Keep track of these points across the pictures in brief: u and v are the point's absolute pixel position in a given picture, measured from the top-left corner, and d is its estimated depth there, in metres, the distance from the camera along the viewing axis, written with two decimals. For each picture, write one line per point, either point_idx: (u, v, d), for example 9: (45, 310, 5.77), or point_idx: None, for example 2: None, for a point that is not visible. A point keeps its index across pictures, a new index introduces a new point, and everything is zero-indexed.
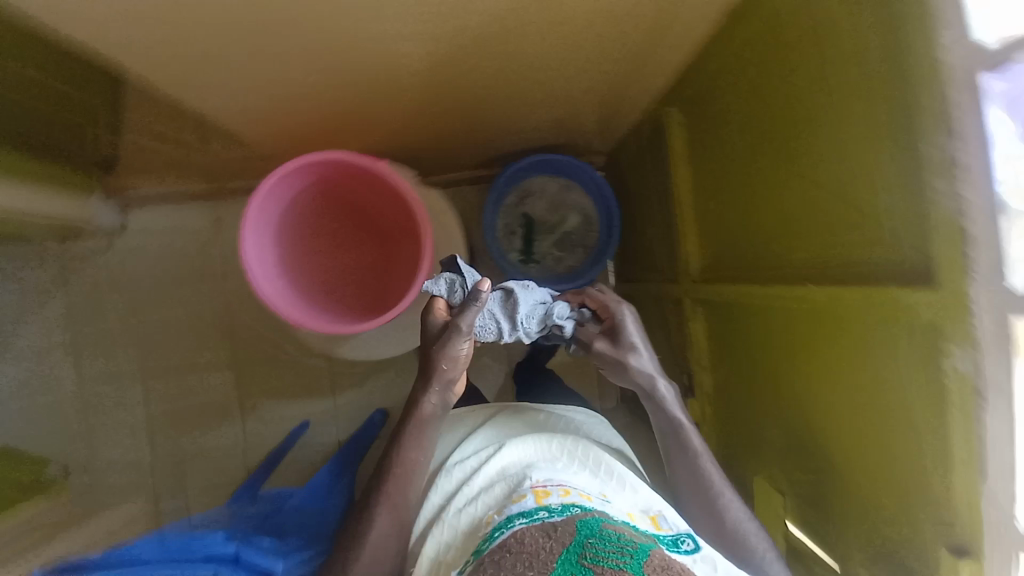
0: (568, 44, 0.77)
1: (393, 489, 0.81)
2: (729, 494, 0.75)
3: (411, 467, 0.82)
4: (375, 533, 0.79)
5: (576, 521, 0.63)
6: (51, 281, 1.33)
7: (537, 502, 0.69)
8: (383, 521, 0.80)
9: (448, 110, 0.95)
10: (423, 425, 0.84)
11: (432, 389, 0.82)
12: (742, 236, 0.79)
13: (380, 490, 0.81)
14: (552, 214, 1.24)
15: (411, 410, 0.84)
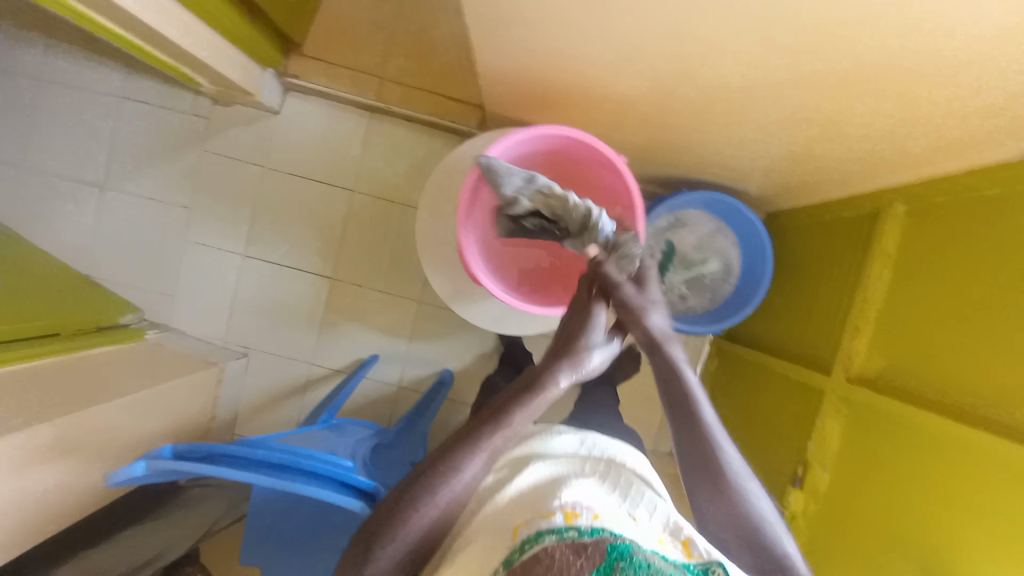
0: (825, 129, 0.75)
1: (457, 484, 0.63)
2: (768, 511, 0.63)
3: (480, 455, 0.65)
4: (422, 519, 0.61)
5: (606, 544, 0.50)
6: (193, 135, 1.35)
7: (566, 520, 0.54)
8: (447, 497, 0.62)
9: (660, 130, 0.93)
10: (535, 408, 0.69)
11: (563, 376, 0.71)
12: (912, 353, 0.79)
13: (452, 461, 0.64)
14: (695, 254, 1.20)
15: (529, 391, 0.69)
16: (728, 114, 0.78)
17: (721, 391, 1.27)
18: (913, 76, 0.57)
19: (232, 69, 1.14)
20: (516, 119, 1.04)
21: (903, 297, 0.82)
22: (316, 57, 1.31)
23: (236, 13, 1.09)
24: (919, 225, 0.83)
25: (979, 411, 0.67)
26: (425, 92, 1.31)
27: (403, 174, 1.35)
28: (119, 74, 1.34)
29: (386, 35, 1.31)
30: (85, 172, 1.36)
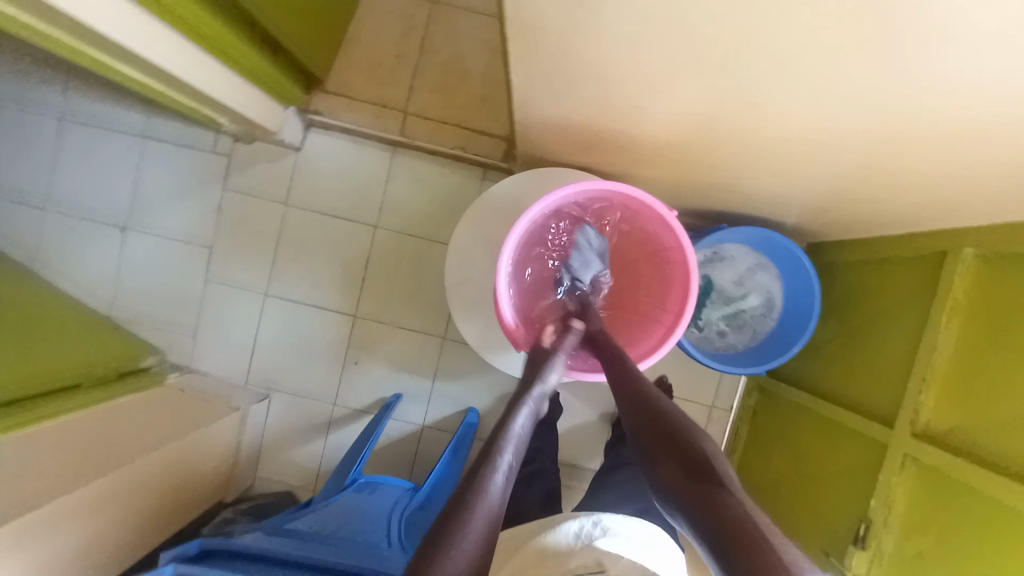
0: (866, 182, 0.73)
1: (486, 512, 0.54)
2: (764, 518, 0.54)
3: (506, 478, 0.59)
4: (463, 557, 0.49)
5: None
6: (213, 173, 1.33)
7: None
8: (481, 529, 0.52)
9: (696, 175, 0.90)
10: (517, 440, 0.63)
11: (526, 409, 0.67)
12: (989, 411, 0.74)
13: (475, 491, 0.55)
14: (735, 289, 1.15)
15: (505, 421, 0.65)
16: (782, 161, 0.74)
17: (764, 431, 1.21)
18: (1005, 138, 0.52)
19: (255, 111, 1.12)
20: (548, 158, 1.00)
21: (977, 350, 0.78)
22: (339, 92, 1.30)
23: (259, 52, 1.07)
24: (994, 275, 0.78)
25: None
26: (449, 125, 1.30)
27: (426, 209, 1.31)
28: (140, 114, 1.33)
29: (410, 70, 1.30)
30: (106, 213, 1.35)
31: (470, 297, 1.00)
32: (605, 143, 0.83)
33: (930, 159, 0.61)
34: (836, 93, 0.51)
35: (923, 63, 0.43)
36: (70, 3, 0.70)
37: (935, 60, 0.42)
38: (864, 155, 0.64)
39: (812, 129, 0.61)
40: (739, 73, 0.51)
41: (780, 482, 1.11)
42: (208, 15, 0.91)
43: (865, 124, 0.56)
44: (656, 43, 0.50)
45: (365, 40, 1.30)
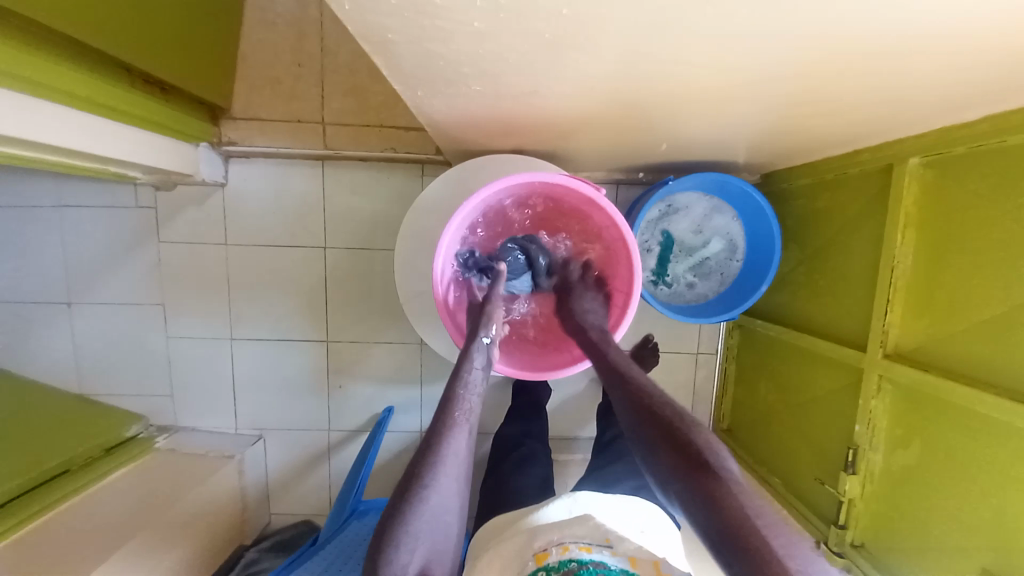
0: (796, 113, 0.69)
1: (430, 513, 0.57)
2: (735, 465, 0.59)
3: (451, 486, 0.60)
4: (416, 541, 0.55)
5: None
6: (143, 230, 1.27)
7: (537, 563, 0.67)
8: (426, 533, 0.56)
9: (625, 136, 0.85)
10: (459, 450, 0.62)
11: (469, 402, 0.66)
12: (951, 321, 0.73)
13: (419, 499, 0.57)
14: (694, 237, 1.13)
15: (446, 421, 0.63)
16: (703, 110, 0.69)
17: (751, 368, 1.21)
18: (927, 48, 0.48)
19: (163, 159, 1.05)
20: (473, 147, 0.95)
21: (935, 264, 0.76)
22: (248, 116, 1.22)
23: (148, 96, 0.99)
24: (941, 185, 0.75)
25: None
26: (372, 127, 1.23)
27: (370, 219, 1.26)
28: (50, 184, 1.25)
29: (317, 76, 1.22)
30: (47, 292, 1.29)
31: (427, 306, 0.97)
32: (520, 124, 0.78)
33: (850, 83, 0.57)
34: (729, 45, 0.47)
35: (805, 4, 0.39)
36: None
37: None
38: (784, 90, 0.60)
39: (722, 79, 0.57)
40: (624, 41, 0.46)
41: (771, 415, 1.13)
42: (83, 75, 0.83)
43: (770, 66, 0.53)
44: (528, 30, 0.45)
45: (260, 54, 1.21)
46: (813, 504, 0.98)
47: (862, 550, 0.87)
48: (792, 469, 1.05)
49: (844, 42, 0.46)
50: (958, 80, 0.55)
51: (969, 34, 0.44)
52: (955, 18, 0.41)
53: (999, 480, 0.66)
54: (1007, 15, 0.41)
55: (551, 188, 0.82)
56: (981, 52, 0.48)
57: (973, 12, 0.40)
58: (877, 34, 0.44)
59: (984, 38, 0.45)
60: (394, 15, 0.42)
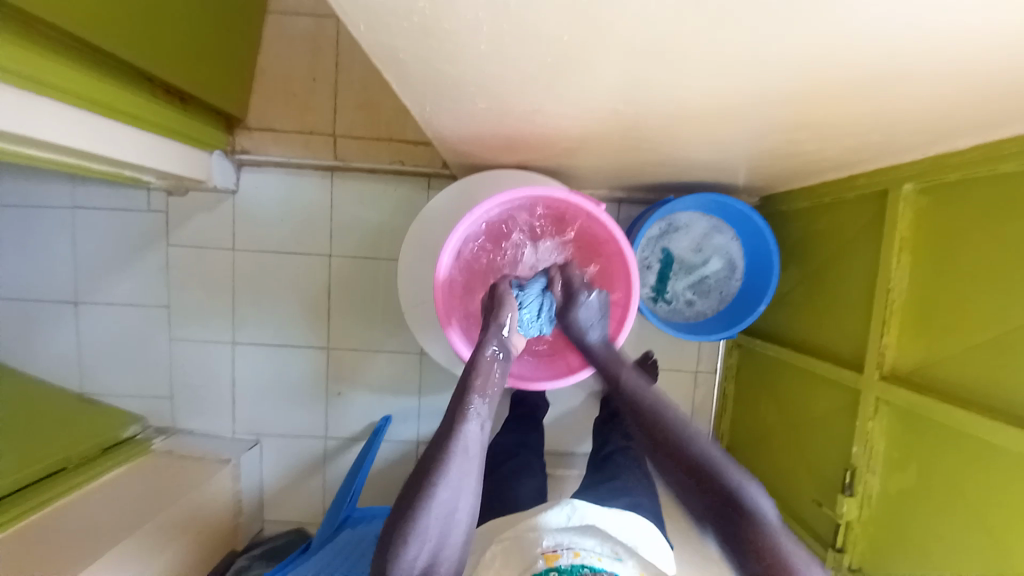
0: (791, 136, 0.72)
1: (438, 512, 0.61)
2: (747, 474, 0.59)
3: (461, 488, 0.63)
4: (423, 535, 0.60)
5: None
6: (152, 233, 1.29)
7: (547, 564, 0.66)
8: (433, 532, 0.61)
9: (626, 156, 0.88)
10: (468, 454, 0.65)
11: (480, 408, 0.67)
12: (946, 345, 0.74)
13: (428, 498, 0.61)
14: (694, 256, 1.15)
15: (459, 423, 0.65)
16: (703, 132, 0.71)
17: (750, 388, 1.21)
18: (912, 75, 0.50)
19: (176, 164, 1.08)
20: (480, 161, 0.97)
21: (930, 286, 0.77)
22: (262, 126, 1.26)
23: (166, 105, 1.02)
24: (935, 210, 0.77)
25: (1009, 404, 0.65)
26: (381, 140, 1.26)
27: (377, 229, 1.29)
28: (66, 185, 1.28)
29: (330, 90, 1.26)
30: (56, 291, 1.31)
31: (428, 315, 0.99)
32: (525, 141, 0.80)
33: (840, 109, 0.60)
34: (721, 71, 0.50)
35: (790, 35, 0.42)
36: None
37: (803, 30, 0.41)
38: (777, 115, 0.63)
39: (717, 105, 0.60)
40: (622, 63, 0.49)
41: (769, 435, 1.12)
42: (104, 82, 0.86)
43: (761, 92, 0.55)
44: (531, 52, 0.47)
45: (277, 67, 1.25)
46: (811, 527, 0.98)
47: (860, 574, 0.86)
48: (790, 491, 1.04)
49: (830, 69, 0.49)
50: (945, 108, 0.57)
51: (948, 65, 0.47)
52: (933, 49, 0.44)
53: (992, 504, 0.66)
54: (981, 48, 0.43)
55: (552, 203, 0.84)
56: (963, 82, 0.50)
57: (950, 44, 0.43)
58: (860, 63, 0.47)
59: (963, 69, 0.47)
60: (405, 35, 0.45)
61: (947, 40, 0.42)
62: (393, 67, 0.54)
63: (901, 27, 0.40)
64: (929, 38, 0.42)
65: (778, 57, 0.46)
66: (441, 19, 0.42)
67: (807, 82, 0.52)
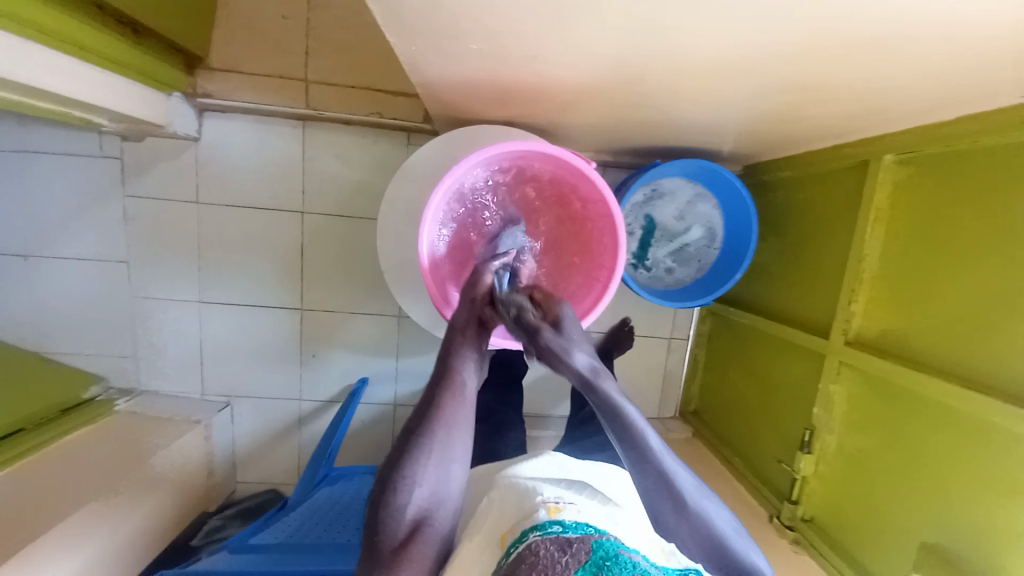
0: (783, 100, 0.71)
1: (429, 462, 0.63)
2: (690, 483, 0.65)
3: (449, 438, 0.65)
4: (413, 484, 0.62)
5: (591, 540, 0.53)
6: (106, 181, 1.20)
7: (550, 515, 0.57)
8: (426, 483, 0.63)
9: (616, 115, 0.85)
10: (456, 407, 0.66)
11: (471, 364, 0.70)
12: (909, 312, 0.78)
13: (418, 447, 0.63)
14: (677, 223, 1.15)
15: (450, 375, 0.68)
16: (698, 91, 0.70)
17: (721, 354, 1.26)
18: (911, 42, 0.49)
19: (133, 105, 0.99)
20: (465, 114, 0.93)
21: (899, 256, 0.80)
22: (227, 68, 1.17)
23: (118, 36, 0.92)
24: (913, 181, 0.79)
25: (960, 368, 0.69)
26: (358, 89, 1.19)
27: (353, 186, 1.23)
28: (5, 124, 1.16)
29: (302, 31, 1.17)
30: (1, 241, 1.21)
31: (409, 274, 0.96)
32: (514, 93, 0.77)
33: (835, 73, 0.59)
34: (723, 25, 0.48)
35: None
36: None
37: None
38: (773, 77, 0.62)
39: (714, 63, 0.58)
40: (626, 6, 0.46)
41: (737, 398, 1.17)
42: (45, 5, 0.76)
43: (760, 51, 0.54)
44: None
45: (243, 2, 1.15)
46: (769, 482, 1.04)
47: (810, 523, 0.93)
48: (753, 450, 1.10)
49: (832, 30, 0.48)
50: (933, 78, 0.58)
51: (945, 33, 0.47)
52: (935, 14, 0.43)
53: (932, 456, 0.72)
54: (980, 16, 0.43)
55: (540, 160, 0.82)
56: (956, 51, 0.51)
57: (952, 8, 0.42)
58: (861, 25, 0.46)
59: (959, 37, 0.47)
60: None
61: (949, 5, 0.42)
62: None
63: None
64: (932, 2, 0.41)
65: (781, 14, 0.45)
66: None
67: (806, 42, 0.51)
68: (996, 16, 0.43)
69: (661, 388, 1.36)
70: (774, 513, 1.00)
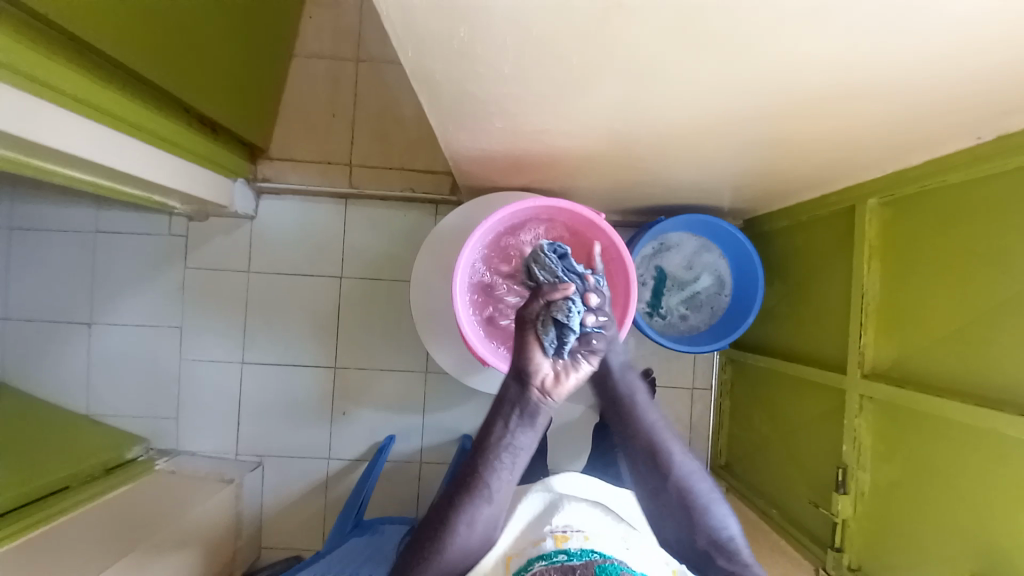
0: (766, 156, 0.82)
1: (452, 553, 0.70)
2: (716, 497, 0.77)
3: (473, 531, 0.71)
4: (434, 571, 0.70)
5: (594, 565, 0.64)
6: (170, 255, 1.36)
7: (557, 546, 0.69)
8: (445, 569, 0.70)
9: (621, 177, 0.97)
10: (484, 505, 0.71)
11: (503, 463, 0.72)
12: (914, 343, 0.82)
13: (442, 541, 0.69)
14: (686, 272, 1.23)
15: (482, 476, 0.71)
16: (690, 152, 0.81)
17: (744, 401, 1.26)
18: (861, 100, 0.60)
19: (204, 188, 1.16)
20: (487, 183, 1.06)
21: (898, 289, 0.86)
22: (283, 157, 1.36)
23: (200, 134, 1.12)
24: (897, 220, 0.87)
25: (982, 392, 0.70)
26: (393, 169, 1.36)
27: (387, 251, 1.36)
28: (92, 210, 1.35)
29: (347, 125, 1.37)
30: (71, 312, 1.35)
31: (439, 324, 1.05)
32: (530, 161, 0.90)
33: (805, 130, 0.70)
34: (702, 95, 0.60)
35: (756, 61, 0.52)
36: (53, 137, 0.80)
37: (765, 58, 0.51)
38: (752, 137, 0.73)
39: (700, 127, 0.70)
40: (617, 83, 0.58)
41: (766, 445, 1.16)
42: (148, 108, 0.96)
43: (737, 116, 0.65)
44: (547, 73, 0.57)
45: (301, 105, 1.37)
46: (809, 530, 1.00)
47: (859, 572, 0.89)
48: (789, 497, 1.07)
49: (792, 93, 0.59)
50: (889, 128, 0.68)
51: (884, 89, 0.57)
52: (872, 75, 0.54)
53: (960, 485, 0.72)
54: (908, 74, 0.54)
55: (558, 212, 0.93)
56: (901, 104, 0.61)
57: (883, 69, 0.53)
58: (813, 88, 0.57)
59: (900, 92, 0.57)
60: (445, 57, 0.55)
61: (880, 66, 0.52)
62: (427, 87, 0.63)
63: (844, 52, 0.50)
64: (863, 65, 0.52)
65: (748, 82, 0.56)
66: (477, 47, 0.52)
67: (773, 105, 0.62)
68: (921, 72, 0.53)
69: (688, 439, 1.34)
70: (817, 565, 0.95)
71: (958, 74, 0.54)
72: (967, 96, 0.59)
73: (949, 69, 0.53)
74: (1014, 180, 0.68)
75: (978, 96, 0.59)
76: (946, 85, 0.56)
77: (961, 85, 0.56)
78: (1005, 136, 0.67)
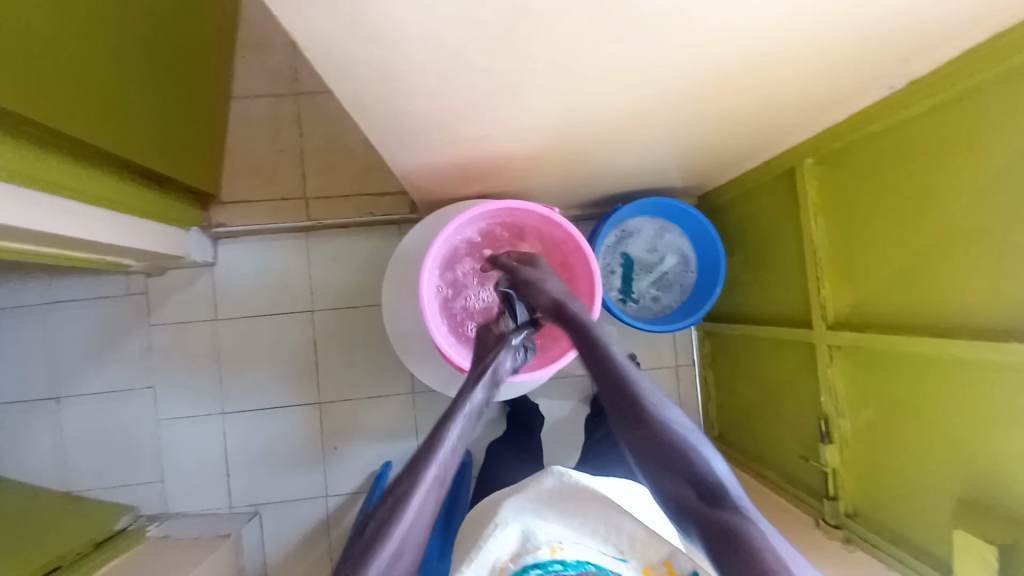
0: (703, 132, 0.84)
1: (411, 525, 0.55)
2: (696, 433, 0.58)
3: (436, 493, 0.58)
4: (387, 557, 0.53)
5: None
6: (132, 316, 1.32)
7: (552, 555, 0.67)
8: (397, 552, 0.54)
9: (569, 173, 1.00)
10: (448, 460, 0.61)
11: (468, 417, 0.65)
12: (869, 284, 0.85)
13: (399, 509, 0.56)
14: (651, 255, 1.25)
15: (443, 424, 0.64)
16: (630, 139, 0.84)
17: (726, 371, 1.29)
18: (775, 69, 0.63)
19: (157, 242, 1.14)
20: (440, 196, 1.07)
21: (845, 237, 0.90)
22: (236, 200, 1.35)
23: (141, 188, 1.09)
24: (832, 172, 0.91)
25: (935, 320, 0.75)
26: (348, 196, 1.36)
27: (354, 278, 1.35)
28: (42, 283, 1.30)
29: (296, 159, 1.37)
30: (34, 390, 1.29)
31: (415, 342, 1.05)
32: (477, 170, 0.91)
33: (731, 104, 0.73)
34: (625, 84, 0.63)
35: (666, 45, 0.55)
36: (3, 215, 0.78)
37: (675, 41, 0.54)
38: (684, 116, 0.76)
39: (632, 114, 0.73)
40: (545, 81, 0.60)
41: (753, 410, 1.19)
42: (93, 173, 0.94)
43: (663, 98, 0.68)
44: (473, 81, 0.58)
45: (245, 146, 1.36)
46: (805, 484, 1.03)
47: (856, 516, 0.91)
48: (782, 456, 1.10)
49: (709, 70, 0.62)
50: (806, 91, 0.72)
51: (791, 57, 0.61)
52: (775, 45, 0.58)
53: (929, 414, 0.76)
54: (809, 40, 0.58)
55: (513, 214, 0.95)
56: (810, 67, 0.65)
57: (781, 39, 0.56)
58: (725, 64, 0.61)
59: (806, 57, 0.61)
60: (369, 82, 0.57)
61: (778, 37, 0.56)
62: (359, 111, 0.64)
63: (745, 28, 0.53)
64: (765, 37, 0.56)
65: (665, 66, 0.59)
66: (399, 66, 0.54)
67: (693, 84, 0.65)
68: (819, 38, 0.57)
69: None
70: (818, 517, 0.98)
71: (853, 35, 0.58)
72: (870, 52, 0.62)
73: (844, 30, 0.56)
74: (926, 122, 0.73)
75: (875, 53, 0.63)
76: (845, 45, 0.60)
77: (858, 45, 0.60)
78: (912, 83, 0.71)
